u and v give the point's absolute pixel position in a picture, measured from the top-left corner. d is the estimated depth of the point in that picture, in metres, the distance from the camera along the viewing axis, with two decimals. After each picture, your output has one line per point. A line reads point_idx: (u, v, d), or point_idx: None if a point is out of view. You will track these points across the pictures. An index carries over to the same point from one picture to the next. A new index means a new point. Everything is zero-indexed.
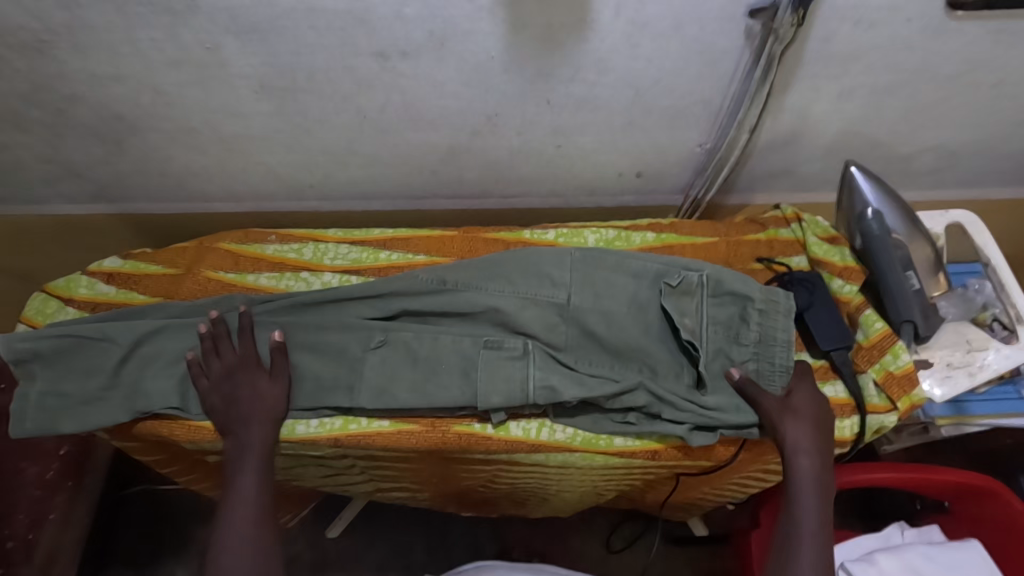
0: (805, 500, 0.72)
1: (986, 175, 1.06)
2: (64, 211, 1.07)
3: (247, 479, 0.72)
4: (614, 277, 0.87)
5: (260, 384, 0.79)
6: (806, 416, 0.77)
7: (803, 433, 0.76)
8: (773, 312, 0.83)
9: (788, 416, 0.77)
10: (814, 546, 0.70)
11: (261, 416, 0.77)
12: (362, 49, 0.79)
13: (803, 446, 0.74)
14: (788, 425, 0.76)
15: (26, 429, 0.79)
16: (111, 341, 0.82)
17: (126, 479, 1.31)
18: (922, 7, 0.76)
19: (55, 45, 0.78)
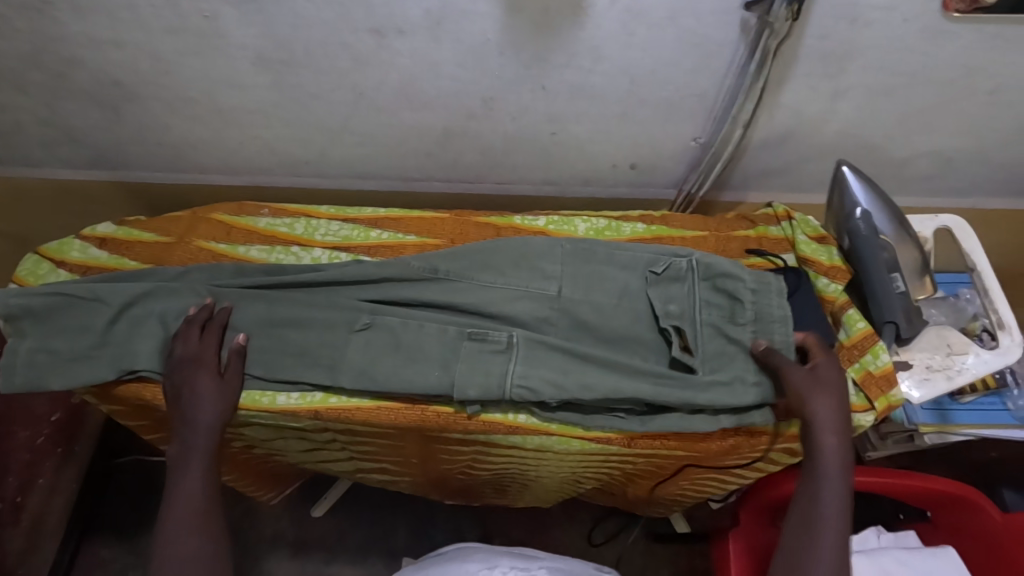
0: (828, 475, 0.71)
1: (980, 184, 1.06)
2: (64, 175, 1.09)
3: (193, 487, 0.71)
4: (600, 273, 0.88)
5: (208, 390, 0.77)
6: (831, 389, 0.75)
7: (830, 405, 0.73)
8: (765, 290, 0.84)
9: (814, 389, 0.74)
10: (836, 522, 0.69)
11: (207, 424, 0.75)
12: (359, 24, 0.79)
13: (828, 419, 0.73)
14: (812, 395, 0.74)
15: (13, 384, 0.80)
16: (102, 302, 0.83)
17: (114, 448, 1.32)
18: (918, 8, 0.76)
19: (56, 7, 0.79)
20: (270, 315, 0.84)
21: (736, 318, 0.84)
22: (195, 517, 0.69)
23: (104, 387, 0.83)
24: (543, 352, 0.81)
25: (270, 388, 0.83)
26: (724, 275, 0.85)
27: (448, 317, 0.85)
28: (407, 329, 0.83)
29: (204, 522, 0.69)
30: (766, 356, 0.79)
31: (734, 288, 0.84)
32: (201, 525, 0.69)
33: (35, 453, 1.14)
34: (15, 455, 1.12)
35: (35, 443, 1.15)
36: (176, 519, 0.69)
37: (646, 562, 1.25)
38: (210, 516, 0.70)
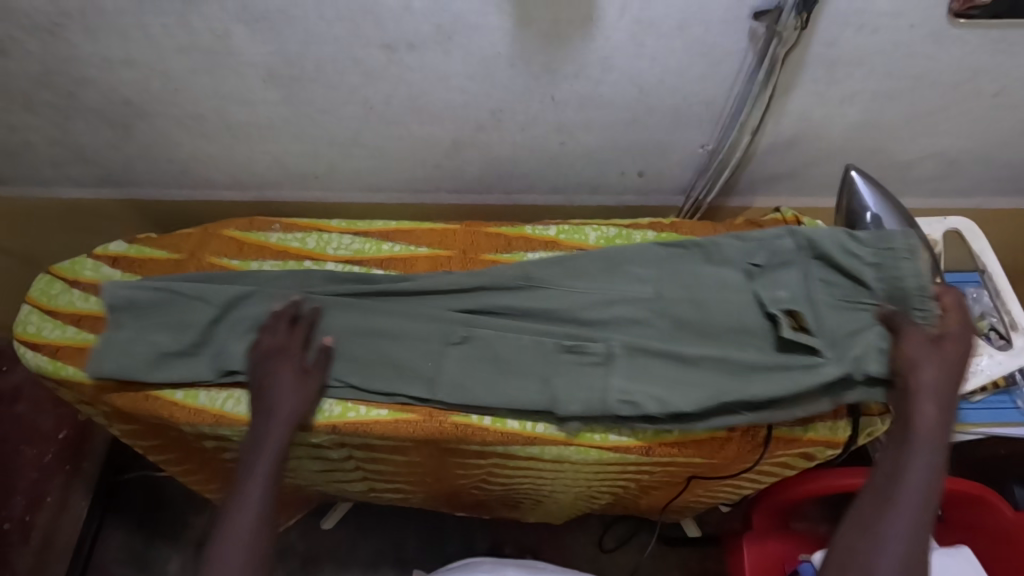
0: (920, 449, 0.68)
1: (984, 185, 1.07)
2: (71, 194, 1.09)
3: (257, 475, 0.71)
4: (700, 273, 0.87)
5: (287, 385, 0.77)
6: (947, 360, 0.72)
7: (937, 375, 0.71)
8: (893, 258, 0.79)
9: (925, 357, 0.72)
10: (918, 498, 0.66)
11: (285, 416, 0.75)
12: (370, 40, 0.79)
13: (933, 388, 0.70)
14: (920, 359, 0.72)
15: (105, 372, 0.82)
16: (207, 301, 0.85)
17: (123, 464, 1.30)
18: (924, 14, 0.76)
19: (67, 27, 0.79)
20: (366, 324, 0.85)
21: (862, 298, 0.80)
22: (254, 504, 0.68)
23: (122, 394, 0.83)
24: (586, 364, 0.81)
25: None
26: (843, 251, 0.81)
27: (544, 328, 0.84)
28: (422, 347, 0.84)
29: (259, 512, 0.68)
30: (891, 317, 0.76)
31: (852, 264, 0.80)
32: (258, 514, 0.68)
33: (43, 471, 1.19)
34: (24, 473, 1.18)
35: (43, 461, 1.20)
36: (238, 506, 0.68)
37: (659, 568, 1.25)
38: (268, 508, 0.69)
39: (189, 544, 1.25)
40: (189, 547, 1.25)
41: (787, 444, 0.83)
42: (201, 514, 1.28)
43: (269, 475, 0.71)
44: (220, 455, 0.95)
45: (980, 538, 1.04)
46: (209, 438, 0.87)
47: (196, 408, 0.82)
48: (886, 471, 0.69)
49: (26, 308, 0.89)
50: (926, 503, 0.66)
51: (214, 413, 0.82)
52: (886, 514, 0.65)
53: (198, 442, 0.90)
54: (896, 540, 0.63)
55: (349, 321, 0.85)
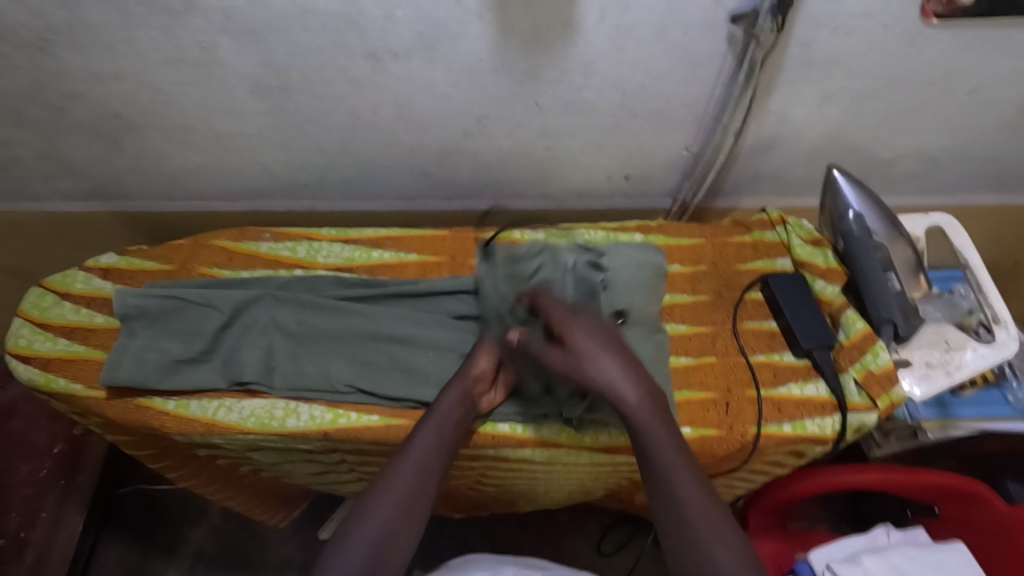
0: (655, 444, 0.68)
1: (967, 181, 1.08)
2: (63, 208, 1.10)
3: (421, 445, 0.73)
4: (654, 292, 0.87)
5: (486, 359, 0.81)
6: (598, 350, 0.72)
7: (612, 367, 0.71)
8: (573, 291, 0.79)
9: (599, 364, 0.71)
10: (692, 483, 0.66)
11: (467, 386, 0.79)
12: (354, 49, 0.81)
13: (617, 381, 0.70)
14: (589, 363, 0.71)
15: (120, 377, 0.81)
16: (213, 308, 0.86)
17: (117, 478, 1.30)
18: (897, 15, 0.78)
19: (55, 43, 0.80)
20: (376, 330, 0.87)
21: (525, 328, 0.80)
22: (418, 476, 0.71)
23: (114, 404, 0.83)
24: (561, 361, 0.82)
25: (281, 410, 0.83)
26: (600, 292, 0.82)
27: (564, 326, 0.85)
28: (415, 352, 0.86)
29: (422, 482, 0.71)
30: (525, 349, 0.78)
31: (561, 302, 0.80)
32: (418, 483, 0.70)
33: (38, 486, 1.19)
34: (19, 489, 1.19)
35: (38, 477, 1.20)
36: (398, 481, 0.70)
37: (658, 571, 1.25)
38: (428, 475, 0.71)
39: (185, 557, 1.24)
40: (185, 560, 1.24)
41: (776, 442, 0.82)
42: (198, 526, 1.27)
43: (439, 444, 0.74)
44: (215, 464, 0.95)
45: (975, 534, 1.04)
46: (203, 447, 0.88)
47: (196, 417, 0.82)
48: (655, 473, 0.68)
49: (18, 322, 0.90)
50: (699, 483, 0.67)
51: (206, 422, 0.82)
52: (680, 513, 0.65)
53: (192, 451, 0.91)
54: (712, 536, 0.64)
55: (346, 336, 0.86)
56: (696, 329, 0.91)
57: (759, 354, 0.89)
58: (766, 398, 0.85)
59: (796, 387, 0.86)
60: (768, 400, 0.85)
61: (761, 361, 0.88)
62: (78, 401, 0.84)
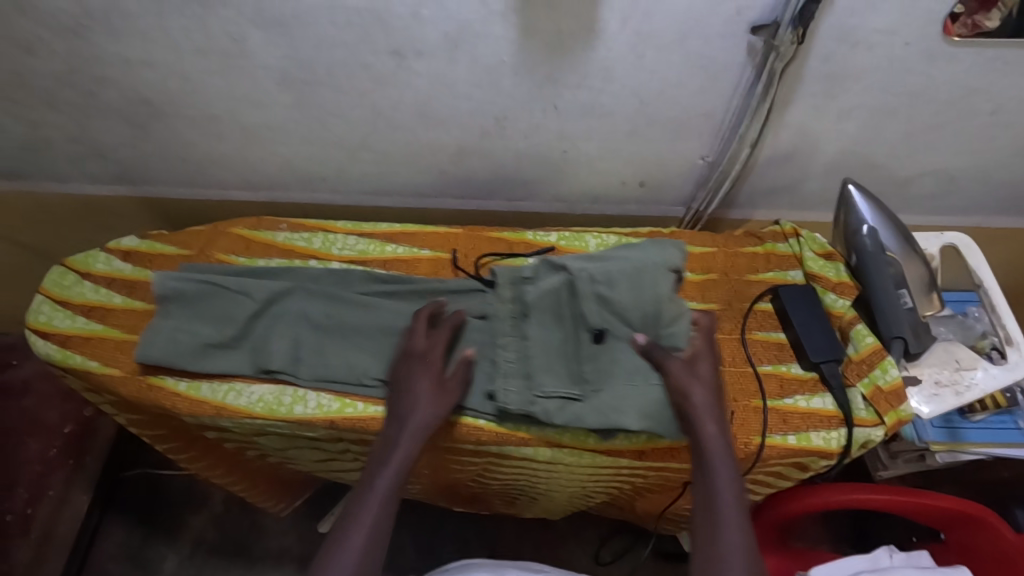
0: (714, 466, 0.69)
1: (984, 203, 1.08)
2: (88, 191, 1.12)
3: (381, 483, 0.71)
4: (667, 289, 0.78)
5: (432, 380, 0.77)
6: (703, 378, 0.73)
7: (706, 395, 0.72)
8: (556, 309, 0.80)
9: (694, 384, 0.72)
10: (734, 518, 0.66)
11: (419, 411, 0.75)
12: (379, 46, 0.82)
13: (705, 406, 0.71)
14: (692, 391, 0.72)
15: (152, 356, 0.83)
16: (247, 295, 0.87)
17: (126, 460, 1.33)
18: (918, 32, 0.78)
19: (91, 29, 0.82)
20: (382, 323, 0.86)
21: (519, 346, 0.80)
22: (376, 519, 0.69)
23: (128, 382, 0.85)
24: (551, 362, 0.79)
25: (289, 397, 0.84)
26: (583, 304, 0.78)
27: (569, 335, 0.80)
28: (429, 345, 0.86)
29: (376, 523, 0.69)
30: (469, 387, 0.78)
31: (548, 325, 0.80)
32: (378, 523, 0.69)
33: (47, 464, 1.20)
34: (28, 466, 1.19)
35: (48, 454, 1.21)
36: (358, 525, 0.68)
37: None
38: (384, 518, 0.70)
39: (186, 542, 1.26)
40: (185, 545, 1.26)
41: (780, 453, 0.82)
42: (201, 511, 1.29)
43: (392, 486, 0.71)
44: (223, 447, 0.97)
45: (978, 559, 1.02)
46: (213, 430, 0.89)
47: (208, 400, 0.84)
48: (703, 495, 0.69)
49: (40, 298, 0.92)
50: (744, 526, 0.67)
51: (216, 404, 0.83)
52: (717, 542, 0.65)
53: (201, 433, 0.92)
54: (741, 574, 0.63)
55: (372, 330, 0.86)
56: None
57: (767, 364, 0.89)
58: (772, 409, 0.84)
59: (802, 399, 0.85)
60: (773, 411, 0.84)
61: (768, 372, 0.88)
62: (93, 377, 0.86)
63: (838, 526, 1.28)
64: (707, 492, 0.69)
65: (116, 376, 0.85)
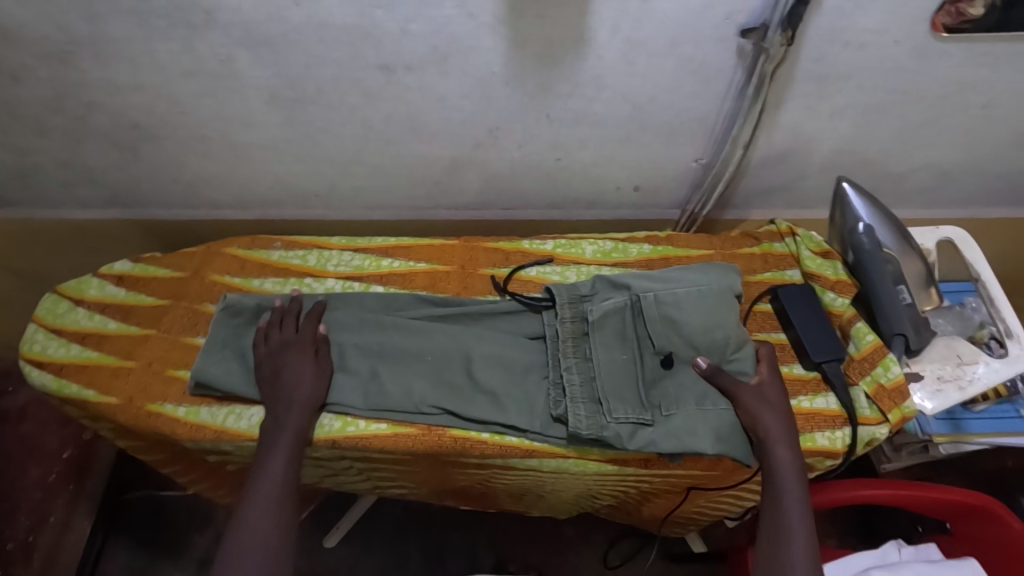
0: (784, 487, 0.72)
1: (978, 195, 1.08)
2: (79, 215, 1.11)
3: (276, 468, 0.72)
4: (727, 314, 0.83)
5: (308, 381, 0.80)
6: (773, 405, 0.78)
7: (776, 421, 0.76)
8: (621, 332, 0.84)
9: (764, 412, 0.77)
10: (801, 535, 0.69)
11: (300, 401, 0.78)
12: (369, 62, 0.82)
13: (777, 431, 0.75)
14: (761, 415, 0.76)
15: (207, 376, 0.83)
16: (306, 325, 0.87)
17: (128, 482, 1.31)
18: (908, 30, 0.78)
19: (77, 55, 0.82)
20: (382, 342, 0.86)
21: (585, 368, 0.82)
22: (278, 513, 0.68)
23: (125, 410, 0.84)
24: (619, 386, 0.80)
25: None
26: (649, 328, 0.82)
27: (634, 357, 0.82)
28: (431, 360, 0.85)
29: (278, 505, 0.69)
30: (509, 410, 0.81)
31: (618, 347, 0.83)
32: (277, 510, 0.69)
33: (46, 490, 1.19)
34: (27, 494, 1.18)
35: (47, 481, 1.20)
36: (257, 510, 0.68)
37: None
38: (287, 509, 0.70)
39: (189, 564, 1.24)
40: (189, 567, 1.24)
41: None
42: (204, 532, 1.27)
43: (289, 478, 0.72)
44: (224, 470, 0.96)
45: (987, 550, 1.02)
46: (213, 454, 0.88)
47: (208, 424, 0.83)
48: (772, 515, 0.71)
49: (33, 327, 0.91)
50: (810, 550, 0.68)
51: (216, 428, 0.83)
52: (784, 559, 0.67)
53: (202, 457, 0.91)
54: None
55: (427, 355, 0.85)
56: None
57: None
58: None
59: (806, 400, 0.85)
60: None
61: None
62: (91, 406, 0.85)
63: (846, 522, 1.28)
64: (774, 512, 0.71)
65: (126, 406, 0.85)
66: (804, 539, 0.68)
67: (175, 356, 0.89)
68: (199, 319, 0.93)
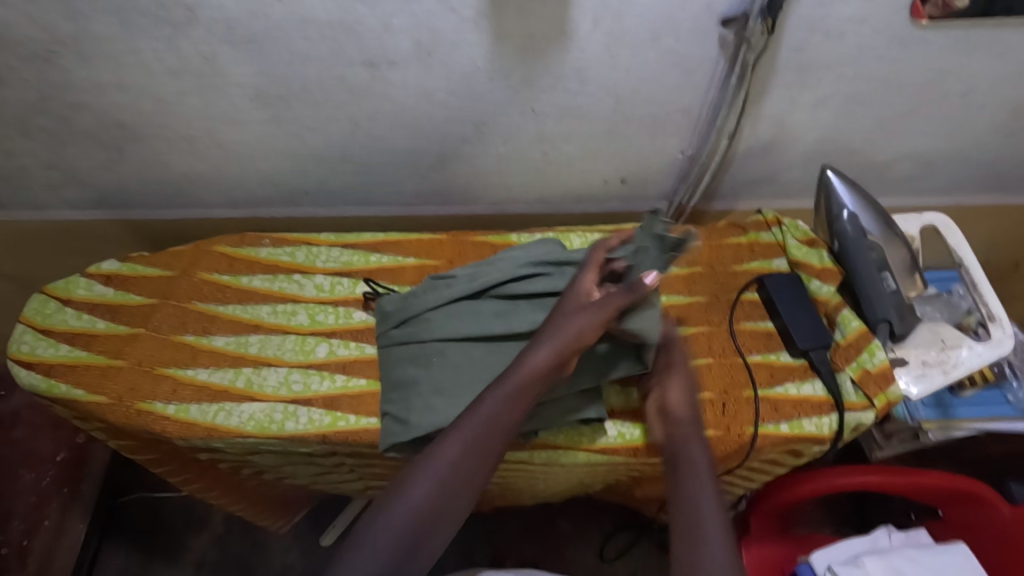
0: (696, 462, 0.72)
1: (961, 182, 1.09)
2: (67, 216, 1.11)
3: (491, 408, 0.72)
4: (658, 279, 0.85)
5: (537, 362, 0.73)
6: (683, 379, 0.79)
7: (682, 395, 0.78)
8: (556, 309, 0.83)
9: (678, 390, 0.78)
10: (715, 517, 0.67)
11: (513, 379, 0.72)
12: (353, 59, 0.82)
13: (683, 409, 0.76)
14: (671, 388, 0.78)
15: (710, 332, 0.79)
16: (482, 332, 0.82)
17: (120, 487, 1.31)
18: (887, 18, 0.79)
19: (59, 54, 0.81)
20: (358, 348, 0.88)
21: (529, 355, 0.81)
22: (437, 488, 0.68)
23: (115, 409, 0.84)
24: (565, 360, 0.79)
25: (280, 414, 0.84)
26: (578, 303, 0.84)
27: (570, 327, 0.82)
28: (396, 365, 0.84)
29: (472, 455, 0.70)
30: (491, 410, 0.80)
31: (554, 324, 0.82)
32: (471, 461, 0.69)
33: (41, 495, 1.18)
34: (23, 497, 1.17)
35: (41, 485, 1.19)
36: (418, 488, 0.68)
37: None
38: (456, 488, 0.69)
39: (187, 565, 1.24)
40: (186, 569, 1.24)
41: (773, 442, 0.82)
42: (200, 534, 1.28)
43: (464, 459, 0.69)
44: (217, 467, 0.96)
45: (979, 535, 1.03)
46: (206, 452, 0.89)
47: (200, 423, 0.83)
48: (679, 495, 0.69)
49: (22, 328, 0.91)
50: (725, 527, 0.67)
51: (206, 426, 0.83)
52: (700, 536, 0.65)
53: (195, 455, 0.91)
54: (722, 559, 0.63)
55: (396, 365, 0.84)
56: (693, 330, 0.91)
57: (756, 354, 0.89)
58: (763, 398, 0.85)
59: (793, 387, 0.86)
60: (765, 400, 0.85)
61: (757, 362, 0.88)
62: (80, 405, 0.85)
63: (835, 506, 1.29)
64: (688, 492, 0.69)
65: (117, 406, 0.84)
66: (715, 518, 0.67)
67: (164, 354, 0.89)
68: (186, 318, 0.93)
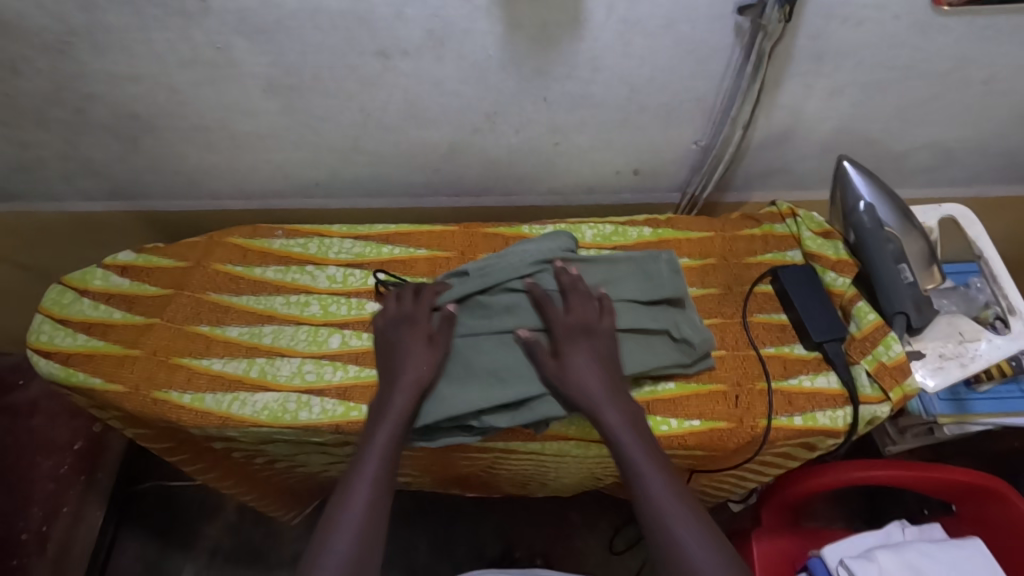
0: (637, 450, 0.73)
1: (981, 173, 1.07)
2: (82, 208, 1.12)
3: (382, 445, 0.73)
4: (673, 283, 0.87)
5: (422, 371, 0.77)
6: (579, 352, 0.78)
7: (590, 372, 0.76)
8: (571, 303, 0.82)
9: (578, 365, 0.76)
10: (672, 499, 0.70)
11: (407, 385, 0.76)
12: (365, 48, 0.82)
13: (601, 391, 0.75)
14: (568, 366, 0.76)
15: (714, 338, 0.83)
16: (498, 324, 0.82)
17: (136, 475, 1.33)
18: (908, 4, 0.77)
19: (74, 45, 0.82)
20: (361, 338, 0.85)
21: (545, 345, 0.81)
22: (361, 527, 0.68)
23: (132, 398, 0.85)
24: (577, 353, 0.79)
25: (293, 403, 0.84)
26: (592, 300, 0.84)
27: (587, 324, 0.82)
28: None
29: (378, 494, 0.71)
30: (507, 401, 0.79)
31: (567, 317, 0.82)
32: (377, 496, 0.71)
33: (59, 483, 1.21)
34: (41, 485, 1.21)
35: (59, 472, 1.22)
36: (352, 505, 0.69)
37: None
38: (376, 523, 0.70)
39: (202, 553, 1.26)
40: (201, 556, 1.26)
41: (786, 434, 0.82)
42: (214, 522, 1.29)
43: (384, 466, 0.72)
44: (230, 456, 0.97)
45: (992, 532, 1.01)
46: (220, 441, 0.89)
47: (214, 411, 0.84)
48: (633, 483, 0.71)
49: (40, 317, 0.92)
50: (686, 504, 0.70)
51: (221, 415, 0.84)
52: (664, 524, 0.68)
53: (209, 444, 0.92)
54: (693, 535, 0.68)
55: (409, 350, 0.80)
56: (706, 321, 0.90)
57: (771, 346, 0.88)
58: (777, 391, 0.84)
59: (807, 379, 0.85)
60: (779, 392, 0.84)
61: (771, 354, 0.87)
62: (97, 394, 0.86)
63: (847, 500, 1.28)
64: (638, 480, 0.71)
65: (133, 395, 0.85)
66: (672, 499, 0.70)
67: (179, 344, 0.90)
68: (200, 308, 0.93)
